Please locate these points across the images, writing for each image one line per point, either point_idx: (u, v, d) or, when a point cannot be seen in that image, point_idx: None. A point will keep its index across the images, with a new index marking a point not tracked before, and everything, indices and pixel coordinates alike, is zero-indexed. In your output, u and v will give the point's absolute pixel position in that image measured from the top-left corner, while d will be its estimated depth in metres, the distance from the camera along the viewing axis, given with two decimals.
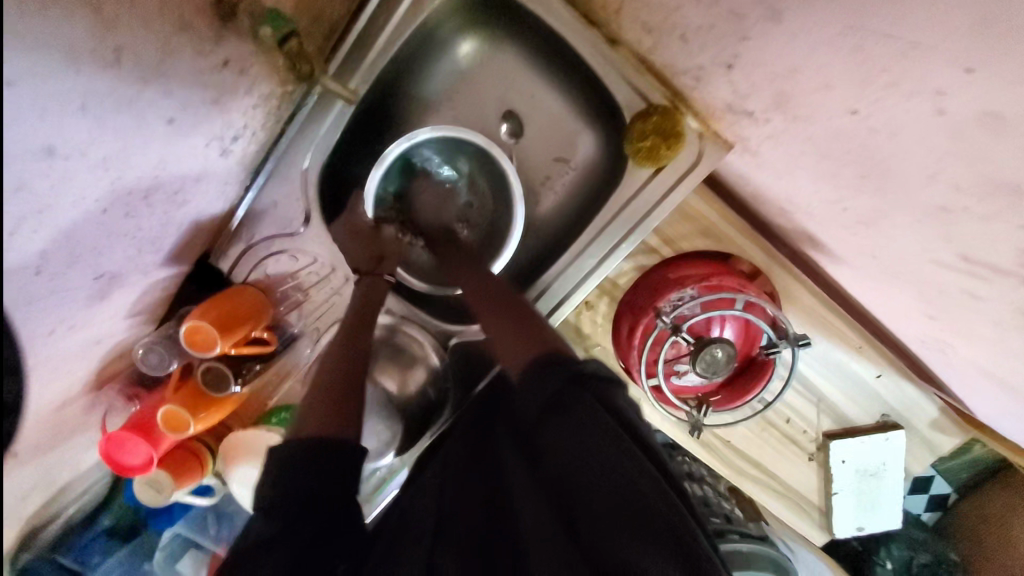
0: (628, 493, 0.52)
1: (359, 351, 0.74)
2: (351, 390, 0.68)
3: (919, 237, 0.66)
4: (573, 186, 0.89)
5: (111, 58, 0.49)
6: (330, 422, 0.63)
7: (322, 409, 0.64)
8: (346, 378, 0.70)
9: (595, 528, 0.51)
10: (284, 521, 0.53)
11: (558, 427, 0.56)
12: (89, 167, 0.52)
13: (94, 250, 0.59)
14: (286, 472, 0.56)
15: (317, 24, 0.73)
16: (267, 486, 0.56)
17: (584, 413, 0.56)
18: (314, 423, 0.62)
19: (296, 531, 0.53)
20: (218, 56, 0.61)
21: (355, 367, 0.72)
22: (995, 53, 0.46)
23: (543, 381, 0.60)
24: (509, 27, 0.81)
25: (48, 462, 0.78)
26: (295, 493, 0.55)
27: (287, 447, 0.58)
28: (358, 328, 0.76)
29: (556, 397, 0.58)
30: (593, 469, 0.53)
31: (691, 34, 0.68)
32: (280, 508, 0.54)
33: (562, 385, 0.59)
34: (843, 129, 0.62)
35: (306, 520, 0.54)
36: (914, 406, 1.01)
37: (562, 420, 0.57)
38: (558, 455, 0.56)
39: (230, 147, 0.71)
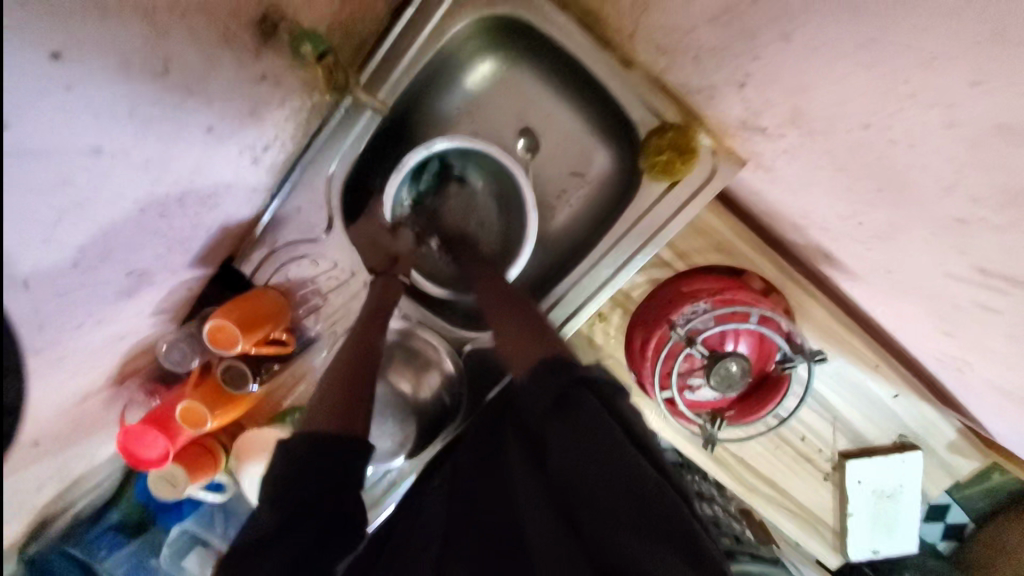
0: (630, 493, 0.52)
1: (370, 358, 0.73)
2: (360, 387, 0.69)
3: (935, 252, 0.66)
4: (586, 201, 0.91)
5: (159, 68, 0.52)
6: (341, 418, 0.63)
7: (331, 404, 0.65)
8: (357, 375, 0.70)
9: (598, 528, 0.51)
10: (288, 518, 0.55)
11: (561, 429, 0.57)
12: (131, 166, 0.55)
13: (127, 246, 0.62)
14: (296, 469, 0.57)
15: (348, 40, 0.76)
16: (270, 482, 0.58)
17: (587, 416, 0.56)
18: (321, 417, 0.63)
19: (300, 530, 0.56)
20: (256, 67, 0.64)
21: (365, 365, 0.72)
22: (1002, 69, 0.46)
23: (544, 385, 0.60)
24: (528, 49, 0.84)
25: (67, 456, 0.80)
26: (301, 491, 0.56)
27: (296, 443, 0.59)
28: (367, 327, 0.76)
29: (559, 398, 0.59)
30: (594, 472, 0.53)
31: (705, 54, 0.70)
32: (284, 503, 0.56)
33: (566, 387, 0.59)
34: (859, 142, 0.63)
35: (308, 520, 0.56)
36: (931, 428, 0.99)
37: (566, 422, 0.57)
38: (558, 458, 0.56)
39: (260, 156, 0.74)
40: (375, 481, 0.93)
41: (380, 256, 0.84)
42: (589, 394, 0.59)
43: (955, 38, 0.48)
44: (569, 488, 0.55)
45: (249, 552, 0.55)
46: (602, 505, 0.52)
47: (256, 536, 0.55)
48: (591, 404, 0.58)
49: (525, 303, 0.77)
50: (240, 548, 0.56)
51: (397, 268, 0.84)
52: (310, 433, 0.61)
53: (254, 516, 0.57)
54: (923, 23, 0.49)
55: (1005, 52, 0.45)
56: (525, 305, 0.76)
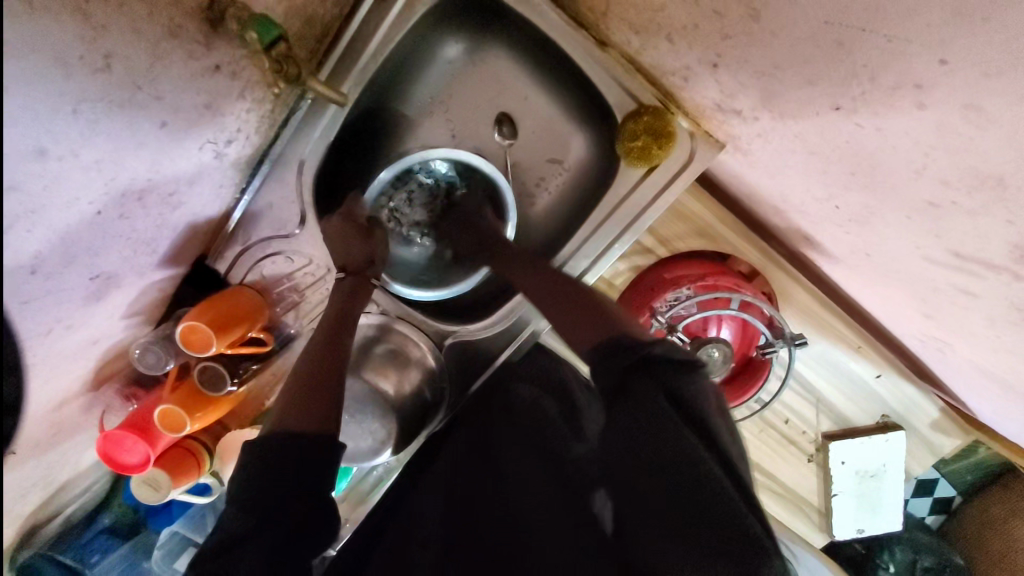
0: (682, 491, 0.50)
1: (337, 357, 0.72)
2: (330, 386, 0.68)
3: (910, 234, 0.65)
4: (565, 188, 0.90)
5: (101, 64, 0.50)
6: (311, 419, 0.62)
7: (297, 407, 0.64)
8: (325, 376, 0.69)
9: (640, 518, 0.52)
10: (257, 515, 0.54)
11: (617, 420, 0.56)
12: (83, 168, 0.53)
13: (90, 251, 0.60)
14: (263, 468, 0.57)
15: (309, 28, 0.73)
16: (239, 482, 0.56)
17: (647, 403, 0.54)
18: (292, 414, 0.63)
19: (270, 527, 0.54)
20: (209, 60, 0.61)
21: (331, 362, 0.71)
22: (972, 42, 0.44)
23: (606, 369, 0.60)
24: (502, 29, 0.81)
25: (46, 463, 0.79)
26: (268, 491, 0.55)
27: (266, 440, 0.59)
28: (338, 325, 0.74)
29: (614, 385, 0.58)
30: (645, 465, 0.52)
31: (676, 34, 0.68)
32: (253, 504, 0.54)
33: (623, 374, 0.58)
34: (828, 124, 0.61)
35: (279, 519, 0.54)
36: (915, 408, 1.00)
37: (623, 408, 0.56)
38: (611, 447, 0.56)
39: (224, 151, 0.72)
40: (364, 475, 0.92)
41: (357, 255, 0.80)
42: (653, 380, 0.56)
43: (916, 16, 0.46)
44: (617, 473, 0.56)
45: (218, 554, 0.52)
46: (653, 501, 0.51)
47: (224, 537, 0.54)
48: (652, 390, 0.55)
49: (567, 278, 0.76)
50: (207, 551, 0.53)
51: (371, 270, 0.81)
52: (280, 431, 0.60)
53: (222, 516, 0.56)
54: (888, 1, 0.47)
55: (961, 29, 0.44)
56: (573, 284, 0.74)
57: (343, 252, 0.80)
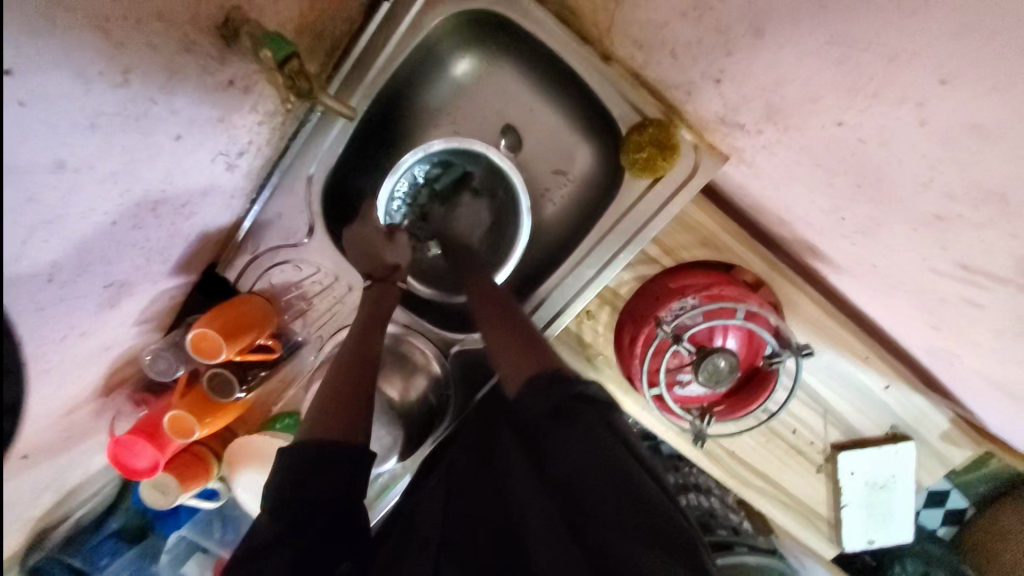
0: (626, 499, 0.53)
1: (369, 364, 0.72)
2: (359, 394, 0.68)
3: (918, 247, 0.65)
4: (570, 198, 0.91)
5: (119, 80, 0.52)
6: (342, 426, 0.62)
7: (334, 408, 0.65)
8: (358, 381, 0.70)
9: (602, 535, 0.52)
10: (291, 522, 0.54)
11: (562, 441, 0.57)
12: (98, 179, 0.55)
13: (103, 259, 0.62)
14: (294, 476, 0.56)
15: (320, 42, 0.74)
16: (271, 489, 0.56)
17: (587, 427, 0.57)
18: (320, 424, 0.62)
19: (305, 531, 0.54)
20: (222, 75, 0.63)
21: (364, 370, 0.71)
22: (970, 60, 0.45)
23: (540, 395, 0.59)
24: (507, 42, 0.82)
25: (57, 468, 0.80)
26: (299, 496, 0.55)
27: (300, 446, 0.58)
28: (367, 331, 0.75)
29: (556, 409, 0.58)
30: (592, 480, 0.55)
31: (680, 49, 0.69)
32: (285, 510, 0.54)
33: (563, 399, 0.59)
34: (833, 138, 0.62)
35: (308, 525, 0.55)
36: (923, 418, 0.99)
37: (567, 433, 0.57)
38: (561, 468, 0.58)
39: (236, 162, 0.73)
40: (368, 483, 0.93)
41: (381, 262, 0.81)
42: (591, 407, 0.59)
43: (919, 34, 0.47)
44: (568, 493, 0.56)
45: (250, 559, 0.53)
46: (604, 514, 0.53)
47: (258, 540, 0.54)
48: (590, 414, 0.58)
49: (521, 316, 0.75)
50: (241, 554, 0.53)
51: (397, 274, 0.82)
52: (314, 438, 0.60)
53: (256, 521, 0.56)
54: (891, 20, 0.47)
55: (966, 44, 0.45)
56: (534, 337, 0.71)
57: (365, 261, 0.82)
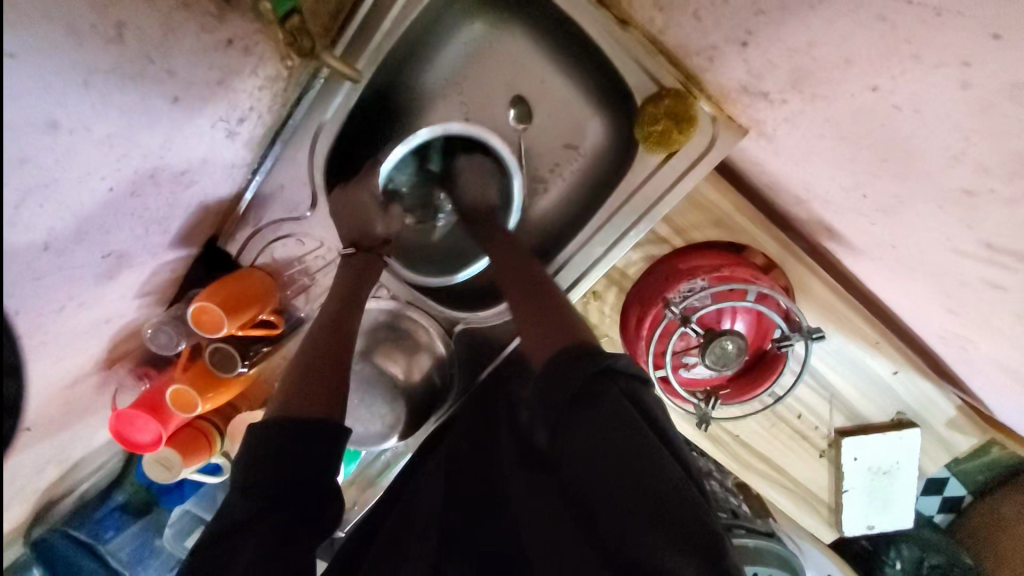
0: (642, 491, 0.50)
1: (343, 342, 0.71)
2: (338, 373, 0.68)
3: (942, 226, 0.63)
4: (581, 174, 0.88)
5: (113, 34, 0.49)
6: (321, 402, 0.62)
7: (308, 388, 0.64)
8: (331, 361, 0.68)
9: (618, 529, 0.50)
10: (265, 500, 0.52)
11: (576, 426, 0.55)
12: (94, 143, 0.53)
13: (101, 226, 0.60)
14: (262, 456, 0.55)
15: (324, 6, 0.71)
16: (240, 467, 0.55)
17: (602, 412, 0.54)
18: (298, 400, 0.62)
19: (284, 507, 0.53)
20: (222, 34, 0.60)
21: (335, 351, 0.70)
22: (1022, 14, 0.42)
23: (571, 373, 0.56)
24: (518, 7, 0.79)
25: (60, 441, 0.80)
26: (270, 479, 0.53)
27: (270, 426, 0.57)
28: (344, 306, 0.73)
29: (572, 391, 0.56)
30: (608, 470, 0.51)
31: (703, 10, 0.65)
32: (256, 490, 0.53)
33: (586, 381, 0.56)
34: (865, 106, 0.59)
35: (281, 503, 0.53)
36: (931, 404, 0.98)
37: (584, 417, 0.54)
38: (575, 456, 0.55)
39: (237, 130, 0.71)
40: (373, 458, 0.93)
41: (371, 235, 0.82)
42: (609, 387, 0.56)
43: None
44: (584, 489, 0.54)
45: (224, 538, 0.51)
46: (620, 509, 0.50)
47: (231, 521, 0.52)
48: (615, 396, 0.55)
49: (551, 287, 0.74)
50: (211, 535, 0.52)
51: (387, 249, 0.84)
52: (287, 416, 0.59)
53: (227, 500, 0.54)
54: None
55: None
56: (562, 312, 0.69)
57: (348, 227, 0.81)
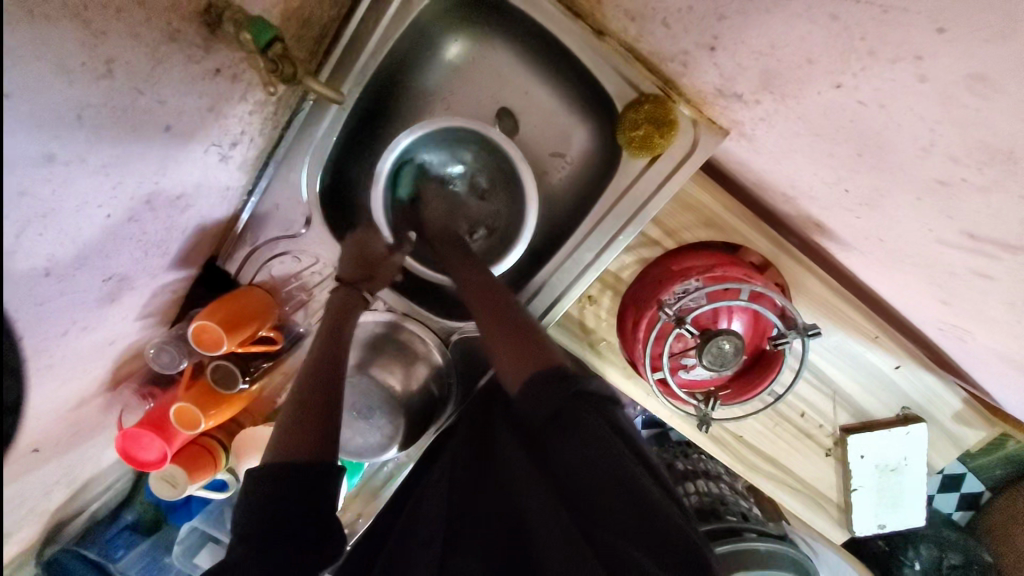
0: (638, 511, 0.53)
1: (333, 367, 0.70)
2: (329, 414, 0.65)
3: (924, 218, 0.63)
4: (569, 180, 0.89)
5: (104, 69, 0.51)
6: (310, 439, 0.60)
7: (299, 420, 0.63)
8: (324, 391, 0.67)
9: (612, 543, 0.52)
10: (263, 543, 0.52)
11: (564, 444, 0.56)
12: (90, 172, 0.55)
13: (101, 252, 0.62)
14: (261, 499, 0.55)
15: (307, 29, 0.73)
16: (239, 513, 0.55)
17: (588, 428, 0.55)
18: (288, 439, 0.60)
19: (275, 553, 0.53)
20: (210, 63, 0.62)
21: (329, 378, 0.68)
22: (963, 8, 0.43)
23: (543, 399, 0.56)
24: (497, 22, 0.81)
25: (67, 463, 0.82)
26: (269, 519, 0.54)
27: (265, 469, 0.57)
28: (331, 337, 0.73)
29: (557, 415, 0.56)
30: (606, 488, 0.54)
31: (672, 17, 0.67)
32: (255, 534, 0.53)
33: (567, 401, 0.56)
34: (832, 104, 0.60)
35: (281, 543, 0.53)
36: (936, 398, 0.96)
37: (569, 434, 0.55)
38: (569, 471, 0.57)
39: (229, 153, 0.73)
40: (375, 471, 0.94)
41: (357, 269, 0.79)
42: (589, 410, 0.56)
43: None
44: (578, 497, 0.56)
45: None
46: (618, 524, 0.53)
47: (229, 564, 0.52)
48: (593, 418, 0.56)
49: (516, 309, 0.70)
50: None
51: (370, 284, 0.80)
52: (280, 459, 0.58)
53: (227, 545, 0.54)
54: None
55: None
56: (534, 330, 0.68)
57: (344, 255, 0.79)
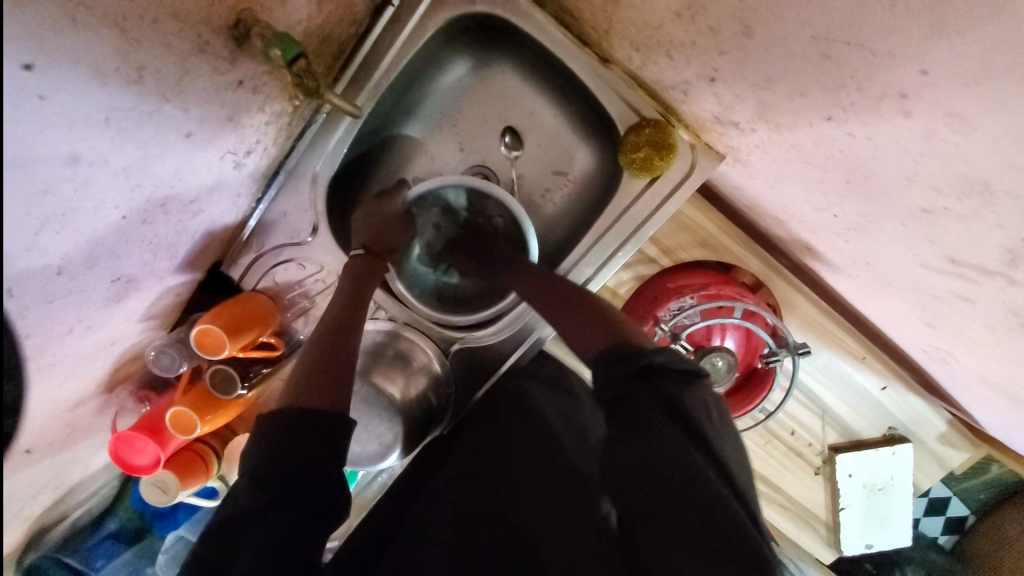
0: (685, 503, 0.49)
1: (350, 331, 0.71)
2: (343, 375, 0.65)
3: (908, 243, 0.66)
4: (570, 198, 0.92)
5: (134, 77, 0.53)
6: (325, 393, 0.61)
7: (315, 371, 0.64)
8: (339, 351, 0.68)
9: (652, 542, 0.48)
10: (271, 494, 0.52)
11: (614, 427, 0.55)
12: (110, 174, 0.56)
13: (112, 253, 0.63)
14: (277, 447, 0.55)
15: (326, 46, 0.76)
16: (251, 457, 0.55)
17: (642, 412, 0.54)
18: (304, 390, 0.61)
19: (279, 508, 0.52)
20: (234, 75, 0.65)
21: (342, 340, 0.69)
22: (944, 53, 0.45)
23: (608, 380, 0.59)
24: (506, 47, 0.85)
25: (58, 465, 0.81)
26: (279, 471, 0.53)
27: (282, 419, 0.57)
28: (353, 298, 0.75)
29: (613, 396, 0.57)
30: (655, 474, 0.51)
31: (675, 50, 0.70)
32: (265, 482, 0.53)
33: (621, 384, 0.57)
34: (823, 135, 0.64)
35: (288, 498, 0.52)
36: (920, 418, 0.99)
37: (622, 418, 0.55)
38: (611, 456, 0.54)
39: (243, 160, 0.75)
40: (369, 481, 0.94)
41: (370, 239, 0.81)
42: (648, 391, 0.55)
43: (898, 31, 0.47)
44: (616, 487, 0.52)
45: (223, 532, 0.51)
46: (660, 516, 0.49)
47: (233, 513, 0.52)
48: (649, 400, 0.55)
49: (584, 292, 0.74)
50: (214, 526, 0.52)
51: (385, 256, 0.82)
52: (294, 409, 0.58)
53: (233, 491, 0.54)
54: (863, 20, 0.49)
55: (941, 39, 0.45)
56: (602, 309, 0.70)
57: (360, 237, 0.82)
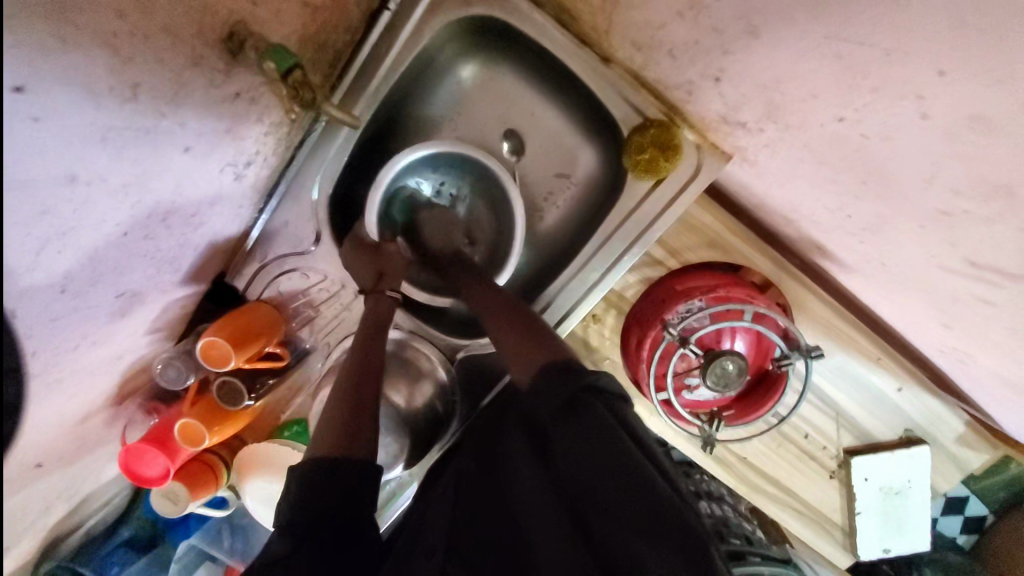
0: (641, 497, 0.51)
1: (376, 368, 0.71)
2: (363, 414, 0.64)
3: (924, 243, 0.65)
4: (576, 201, 0.90)
5: (128, 94, 0.53)
6: (349, 436, 0.60)
7: (341, 417, 0.63)
8: (361, 392, 0.67)
9: (614, 539, 0.50)
10: (301, 539, 0.52)
11: (569, 432, 0.57)
12: (110, 191, 0.56)
13: (116, 269, 0.63)
14: (307, 494, 0.54)
15: (322, 54, 0.76)
16: (284, 510, 0.54)
17: (595, 418, 0.57)
18: (327, 436, 0.60)
19: (312, 547, 0.52)
20: (230, 87, 0.65)
21: (365, 383, 0.68)
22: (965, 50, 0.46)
23: (554, 389, 0.60)
24: (508, 49, 0.83)
25: (69, 477, 0.81)
26: (308, 514, 0.53)
27: (311, 465, 0.56)
28: (368, 338, 0.73)
29: (566, 404, 0.59)
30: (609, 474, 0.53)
31: (679, 49, 0.69)
32: (297, 529, 0.52)
33: (571, 394, 0.59)
34: (835, 135, 0.62)
35: (320, 537, 0.52)
36: (938, 419, 0.96)
37: (573, 425, 0.57)
38: (574, 467, 0.56)
39: (244, 172, 0.75)
40: (375, 491, 0.93)
41: (365, 272, 0.78)
42: (597, 401, 0.59)
43: None
44: (584, 502, 0.54)
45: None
46: (617, 513, 0.51)
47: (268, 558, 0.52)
48: (598, 409, 0.58)
49: (528, 312, 0.74)
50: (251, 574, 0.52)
51: (384, 283, 0.78)
52: (325, 458, 0.57)
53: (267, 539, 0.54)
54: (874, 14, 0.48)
55: None
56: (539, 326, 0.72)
57: (358, 272, 0.79)
